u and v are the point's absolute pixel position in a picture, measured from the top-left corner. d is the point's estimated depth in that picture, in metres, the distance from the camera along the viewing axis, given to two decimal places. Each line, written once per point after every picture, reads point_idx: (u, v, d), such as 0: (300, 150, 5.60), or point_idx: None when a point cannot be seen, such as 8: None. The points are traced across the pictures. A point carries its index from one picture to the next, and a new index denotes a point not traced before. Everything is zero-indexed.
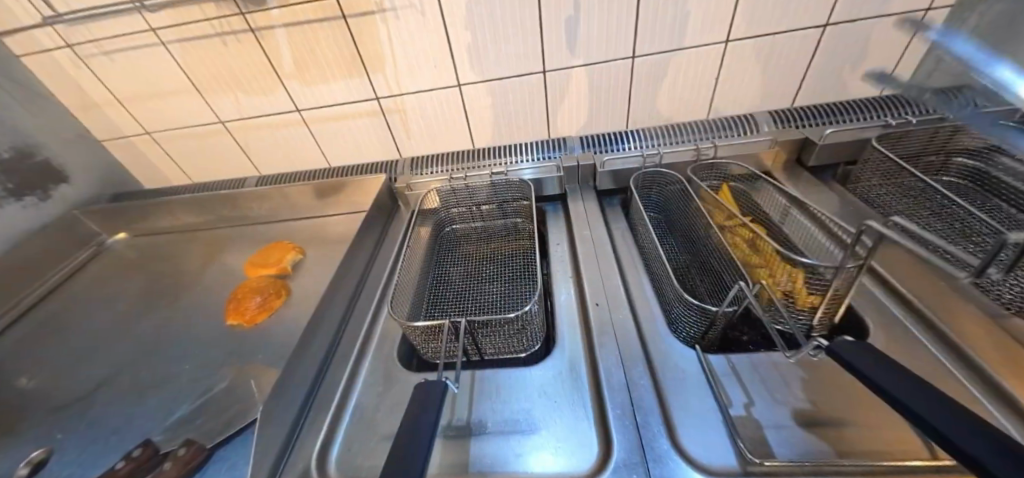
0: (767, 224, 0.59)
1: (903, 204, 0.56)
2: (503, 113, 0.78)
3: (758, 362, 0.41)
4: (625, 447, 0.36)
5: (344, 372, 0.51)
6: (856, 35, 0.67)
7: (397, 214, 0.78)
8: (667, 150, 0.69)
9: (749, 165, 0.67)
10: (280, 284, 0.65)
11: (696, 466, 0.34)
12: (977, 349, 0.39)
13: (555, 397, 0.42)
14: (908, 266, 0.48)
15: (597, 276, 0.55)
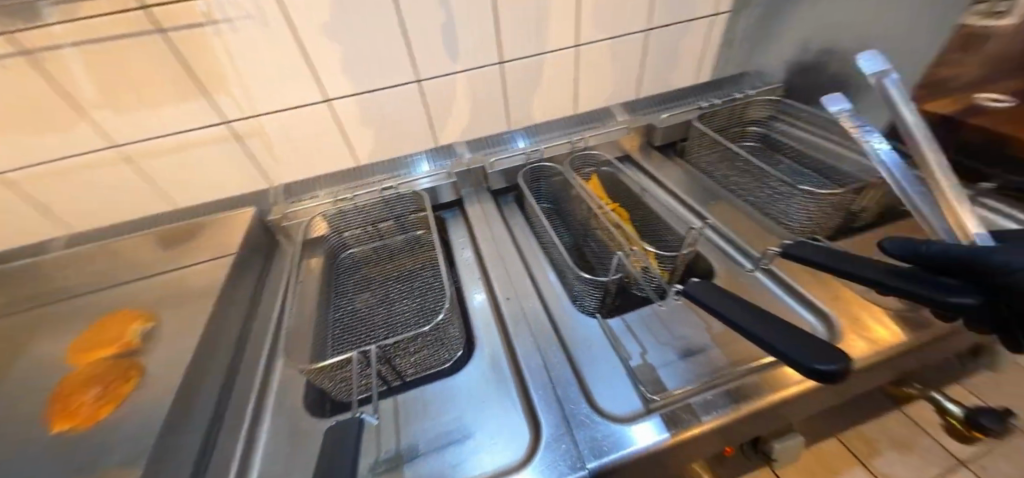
0: (632, 199, 0.69)
1: (724, 168, 0.69)
2: (383, 127, 0.75)
3: (645, 316, 0.48)
4: (552, 422, 0.38)
5: (238, 441, 0.43)
6: (671, 37, 0.82)
7: (276, 251, 0.69)
8: (546, 146, 0.75)
9: (614, 151, 0.78)
10: (127, 363, 0.52)
11: (612, 419, 0.38)
12: (784, 266, 0.51)
13: (483, 398, 0.43)
14: (735, 216, 0.61)
15: (504, 272, 0.57)
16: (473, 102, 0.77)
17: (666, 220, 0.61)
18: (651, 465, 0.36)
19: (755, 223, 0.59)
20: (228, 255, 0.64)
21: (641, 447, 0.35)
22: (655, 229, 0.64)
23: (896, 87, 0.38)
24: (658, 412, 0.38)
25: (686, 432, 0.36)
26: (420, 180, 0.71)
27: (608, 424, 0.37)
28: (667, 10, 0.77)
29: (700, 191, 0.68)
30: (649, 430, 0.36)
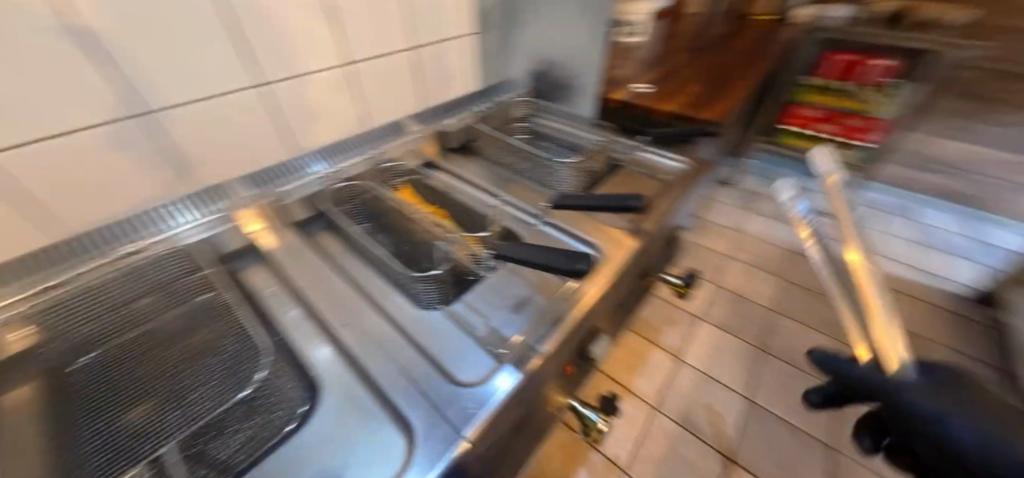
0: (443, 198, 0.74)
1: (508, 157, 0.83)
2: (107, 179, 0.54)
3: (479, 290, 0.54)
4: (422, 416, 0.39)
5: None
6: (438, 52, 0.91)
7: None
8: (344, 165, 0.75)
9: (418, 157, 0.82)
10: None
11: (473, 385, 0.41)
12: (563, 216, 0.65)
13: (345, 433, 0.39)
14: (526, 190, 0.74)
15: (336, 300, 0.52)
16: (240, 131, 0.65)
17: (474, 206, 0.69)
18: (523, 397, 0.42)
19: (539, 191, 0.73)
20: None
21: (505, 390, 0.40)
22: (470, 220, 0.70)
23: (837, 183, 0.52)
24: (511, 359, 0.43)
25: (534, 360, 0.44)
26: (190, 233, 0.59)
27: (472, 388, 0.41)
28: (426, 28, 0.85)
29: (495, 176, 0.79)
30: (504, 375, 0.42)
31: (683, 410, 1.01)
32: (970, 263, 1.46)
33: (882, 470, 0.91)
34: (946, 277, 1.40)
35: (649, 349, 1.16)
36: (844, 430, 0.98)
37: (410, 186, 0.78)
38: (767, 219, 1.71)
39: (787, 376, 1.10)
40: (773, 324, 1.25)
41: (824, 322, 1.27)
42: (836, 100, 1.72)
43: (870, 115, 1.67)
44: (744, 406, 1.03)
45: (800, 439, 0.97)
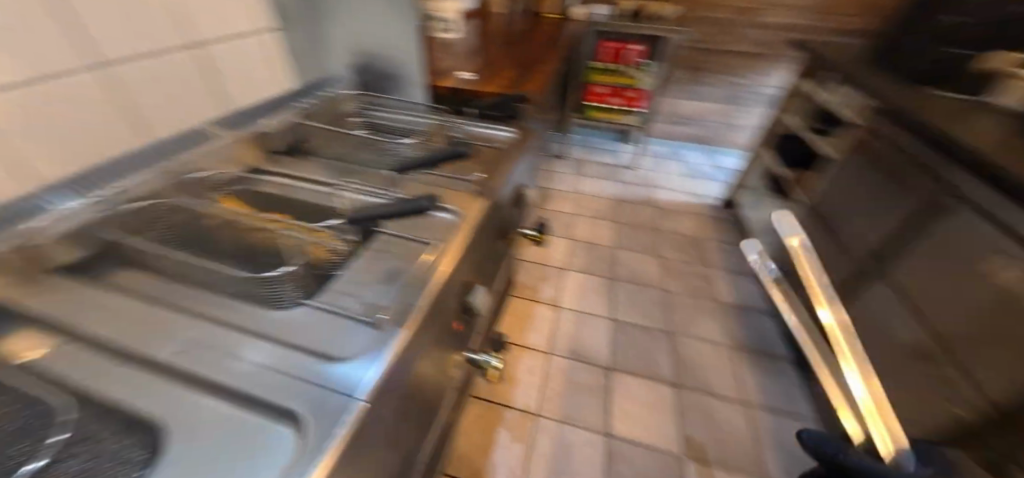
0: (276, 202, 0.57)
1: (349, 152, 0.72)
2: None
3: (350, 273, 0.43)
4: (300, 401, 0.29)
5: None
6: (240, 51, 0.77)
7: None
8: (126, 185, 0.54)
9: (234, 167, 0.64)
10: None
11: (361, 356, 0.33)
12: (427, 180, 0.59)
13: (193, 463, 0.27)
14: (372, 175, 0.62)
15: (149, 322, 0.36)
16: None
17: (317, 203, 0.55)
18: (408, 367, 0.36)
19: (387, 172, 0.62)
20: None
21: (375, 374, 0.31)
22: (314, 211, 0.55)
23: None
24: (380, 335, 0.35)
25: (409, 325, 0.36)
26: None
27: (328, 387, 0.30)
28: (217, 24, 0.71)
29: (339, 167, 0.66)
30: (369, 361, 0.32)
31: (570, 346, 1.17)
32: (716, 183, 2.10)
33: (698, 333, 1.26)
34: (705, 195, 2.00)
35: (532, 307, 1.29)
36: (672, 316, 1.31)
37: (224, 194, 0.58)
38: (594, 179, 2.08)
39: (633, 293, 1.38)
40: (616, 258, 1.55)
41: (646, 246, 1.63)
42: (618, 78, 2.12)
43: (641, 87, 2.11)
44: (610, 325, 1.25)
45: (651, 334, 1.24)
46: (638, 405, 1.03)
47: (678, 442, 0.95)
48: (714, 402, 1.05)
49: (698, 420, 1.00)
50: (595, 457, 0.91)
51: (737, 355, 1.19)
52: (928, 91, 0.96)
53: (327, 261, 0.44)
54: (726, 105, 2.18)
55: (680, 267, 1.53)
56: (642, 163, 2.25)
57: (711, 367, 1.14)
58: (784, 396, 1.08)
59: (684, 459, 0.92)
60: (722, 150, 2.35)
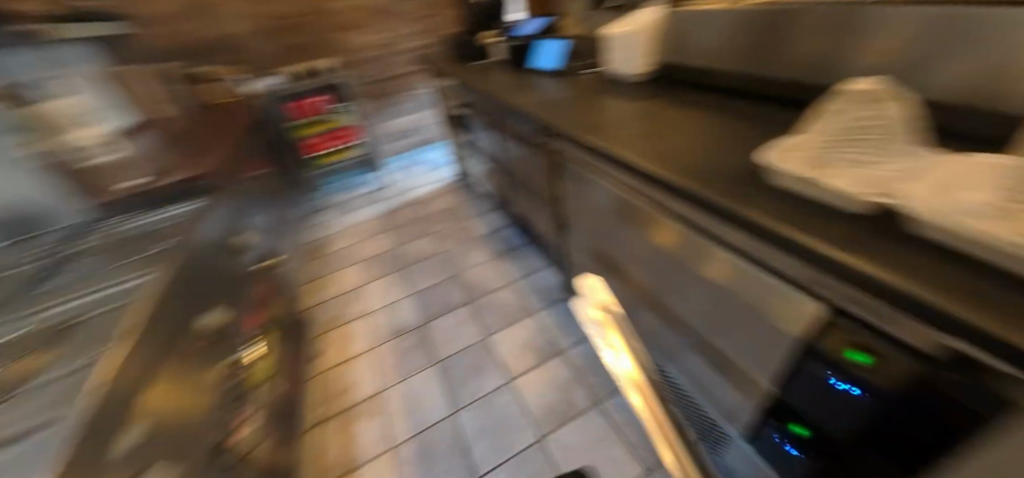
0: None
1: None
2: None
3: (74, 357, 0.48)
4: (29, 451, 0.36)
5: None
6: None
7: None
8: None
9: None
10: None
11: (83, 390, 0.42)
12: (131, 273, 0.65)
13: None
14: (67, 293, 0.62)
15: None
16: None
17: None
18: (134, 388, 0.48)
19: (67, 296, 0.61)
20: None
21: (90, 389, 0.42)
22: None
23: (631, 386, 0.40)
24: (87, 376, 0.44)
25: (115, 355, 0.47)
26: None
27: (41, 418, 0.39)
28: None
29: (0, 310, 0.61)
30: (78, 395, 0.41)
31: (388, 329, 1.38)
32: (449, 165, 2.62)
33: (470, 263, 1.64)
34: (444, 179, 2.46)
35: (346, 326, 1.43)
36: (451, 266, 1.64)
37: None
38: (358, 210, 2.27)
39: (420, 268, 1.67)
40: (399, 253, 1.80)
41: (416, 232, 1.94)
42: (324, 124, 2.31)
43: (349, 124, 2.39)
44: (412, 298, 1.51)
45: (442, 285, 1.55)
46: (449, 330, 1.33)
47: (482, 331, 1.30)
48: (494, 294, 1.44)
49: (489, 311, 1.37)
50: (432, 380, 1.16)
51: (495, 259, 1.63)
52: (475, 63, 1.52)
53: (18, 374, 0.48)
54: (421, 111, 2.70)
55: (445, 230, 1.91)
56: (393, 179, 2.57)
57: (486, 276, 1.53)
58: (528, 264, 1.55)
59: (485, 339, 1.26)
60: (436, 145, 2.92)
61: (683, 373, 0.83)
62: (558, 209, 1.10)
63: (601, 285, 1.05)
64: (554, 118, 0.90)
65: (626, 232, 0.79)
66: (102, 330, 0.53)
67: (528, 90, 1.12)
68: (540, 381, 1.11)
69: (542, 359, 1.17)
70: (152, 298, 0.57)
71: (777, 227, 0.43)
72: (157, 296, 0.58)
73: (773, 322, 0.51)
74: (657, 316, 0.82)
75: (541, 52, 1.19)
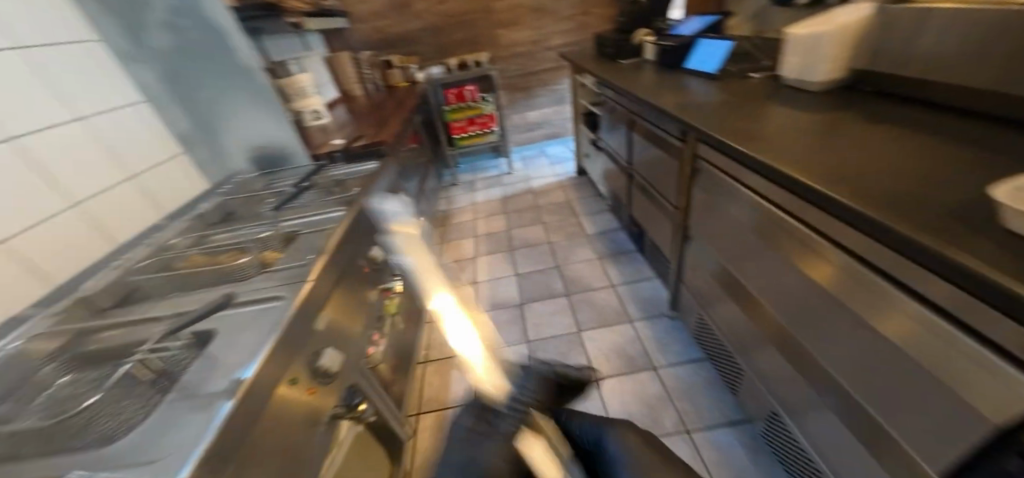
0: (205, 252, 0.78)
1: (254, 214, 0.91)
2: None
3: (294, 264, 0.68)
4: (271, 323, 0.54)
5: None
6: (172, 176, 1.04)
7: None
8: (135, 265, 0.74)
9: (180, 236, 0.85)
10: None
11: (298, 291, 0.60)
12: (329, 210, 0.86)
13: (234, 334, 0.53)
14: (293, 214, 0.87)
15: (188, 302, 0.62)
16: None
17: (252, 244, 0.78)
18: (320, 292, 0.64)
19: (293, 216, 0.86)
20: None
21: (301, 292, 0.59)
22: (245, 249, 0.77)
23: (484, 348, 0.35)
24: (301, 281, 0.62)
25: (316, 270, 0.65)
26: None
27: (275, 303, 0.58)
28: (157, 174, 0.99)
29: (254, 217, 0.89)
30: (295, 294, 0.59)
31: (491, 301, 1.50)
32: (571, 162, 2.64)
33: (576, 258, 1.65)
34: (564, 173, 2.49)
35: None
36: (557, 257, 1.68)
37: (179, 257, 0.77)
38: (482, 191, 2.48)
39: (528, 253, 1.76)
40: (512, 236, 1.91)
41: (530, 219, 2.04)
42: (468, 111, 2.50)
43: (489, 112, 2.53)
44: (516, 278, 1.60)
45: (545, 272, 1.60)
46: (544, 316, 1.37)
47: (575, 325, 1.29)
48: (594, 293, 1.42)
49: (585, 307, 1.36)
50: (522, 356, 1.23)
51: (602, 259, 1.60)
52: (622, 60, 1.49)
53: (267, 262, 0.72)
54: (555, 106, 2.78)
55: (558, 222, 1.95)
56: (516, 167, 2.72)
57: (589, 274, 1.52)
58: (636, 271, 1.49)
59: (575, 333, 1.26)
60: (564, 139, 2.97)
61: (801, 430, 0.69)
62: (682, 217, 1.00)
63: (709, 301, 0.94)
64: (701, 119, 0.83)
65: (760, 251, 0.70)
66: (311, 248, 0.72)
67: (677, 90, 1.06)
68: (624, 389, 1.05)
69: (634, 368, 1.10)
70: (339, 233, 0.76)
71: (979, 270, 0.34)
72: (342, 232, 0.77)
73: (954, 395, 0.40)
74: (778, 353, 0.70)
75: (701, 51, 1.11)
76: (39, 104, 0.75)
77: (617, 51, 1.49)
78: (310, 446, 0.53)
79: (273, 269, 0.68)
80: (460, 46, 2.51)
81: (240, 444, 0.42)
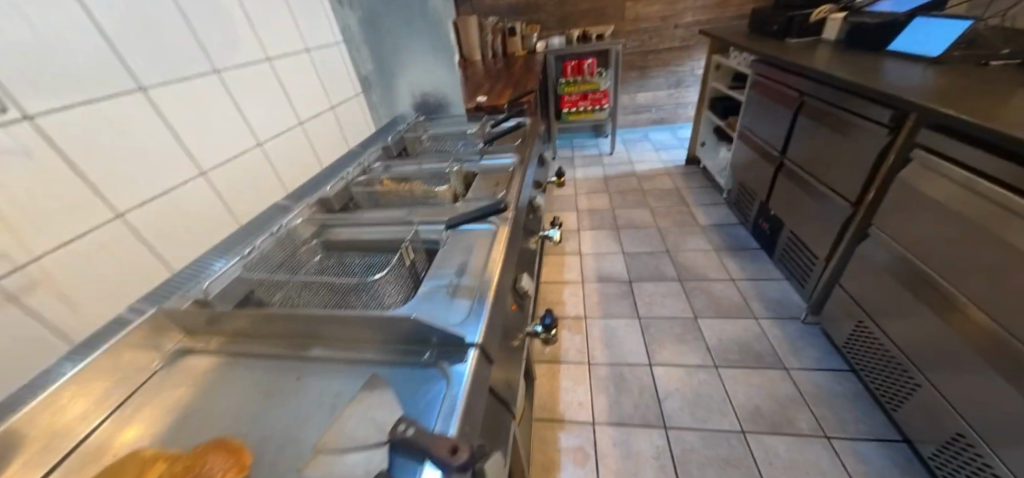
0: (398, 179, 0.91)
1: (431, 157, 1.02)
2: (180, 213, 0.64)
3: (487, 201, 0.75)
4: (491, 246, 0.61)
5: (329, 381, 0.43)
6: (358, 112, 1.18)
7: (173, 335, 0.51)
8: (349, 181, 0.88)
9: (372, 164, 0.98)
10: (172, 459, 0.35)
11: (503, 223, 0.66)
12: (502, 158, 0.92)
13: (460, 249, 0.61)
14: (466, 158, 0.95)
15: (413, 216, 0.73)
16: (248, 181, 0.78)
17: (436, 178, 0.89)
18: (516, 226, 0.70)
19: (465, 159, 0.94)
20: (135, 391, 0.46)
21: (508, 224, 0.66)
22: (431, 180, 0.89)
23: (467, 325, 0.45)
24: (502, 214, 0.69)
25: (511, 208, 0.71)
26: (263, 238, 0.66)
27: (486, 230, 0.65)
28: (350, 108, 1.13)
29: (432, 158, 1.00)
30: (502, 224, 0.66)
31: (597, 274, 1.51)
32: (679, 150, 2.51)
33: (689, 246, 1.59)
34: (673, 160, 2.38)
35: (561, 258, 1.63)
36: (667, 242, 1.64)
37: (380, 180, 0.90)
38: (582, 168, 2.47)
39: (634, 234, 1.73)
40: (616, 215, 1.89)
41: (635, 202, 1.99)
42: (584, 85, 2.46)
43: (604, 88, 2.45)
44: (623, 256, 1.59)
45: (655, 255, 1.57)
46: (656, 296, 1.35)
47: (691, 311, 1.27)
48: (710, 283, 1.37)
49: (702, 296, 1.32)
50: (634, 330, 1.23)
51: (719, 251, 1.53)
52: (790, 39, 1.36)
53: (455, 198, 0.82)
54: (671, 90, 2.64)
55: (666, 209, 1.88)
56: (618, 149, 2.65)
57: (705, 264, 1.47)
58: (761, 269, 1.40)
59: (691, 319, 1.23)
60: (672, 126, 2.81)
61: (1004, 462, 0.62)
62: (859, 215, 0.92)
63: (877, 305, 0.87)
64: (935, 100, 0.73)
65: (989, 255, 0.63)
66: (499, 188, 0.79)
67: (874, 72, 0.95)
68: (750, 380, 1.02)
69: (761, 364, 1.06)
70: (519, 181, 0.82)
71: None
72: (521, 181, 0.83)
73: None
74: (989, 369, 0.64)
75: (915, 34, 0.99)
76: (284, 34, 0.90)
77: (787, 28, 1.36)
78: (516, 357, 0.59)
79: (467, 203, 0.76)
80: (584, 18, 2.47)
81: (495, 331, 0.48)
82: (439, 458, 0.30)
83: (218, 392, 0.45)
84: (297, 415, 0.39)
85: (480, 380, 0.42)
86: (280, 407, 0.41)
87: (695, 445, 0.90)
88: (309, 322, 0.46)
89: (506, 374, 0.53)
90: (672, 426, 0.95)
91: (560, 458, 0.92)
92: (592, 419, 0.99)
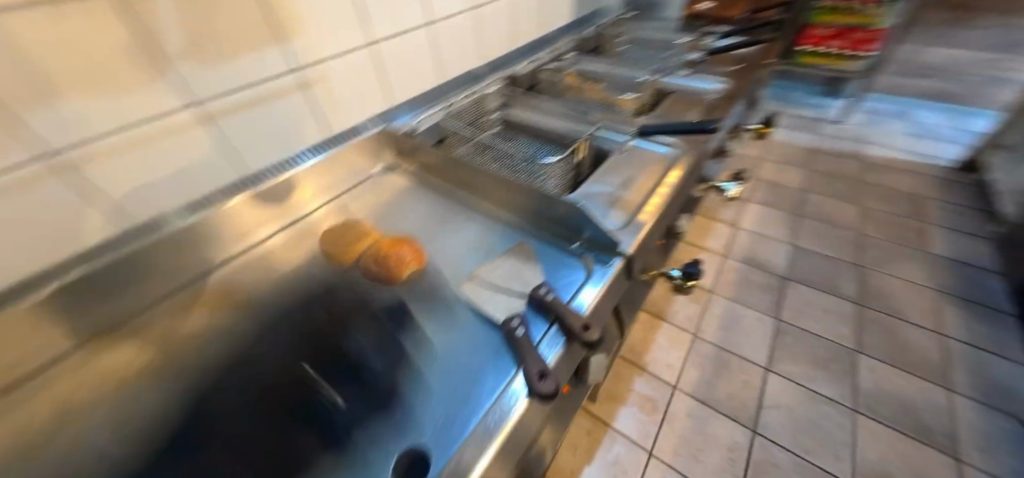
0: (584, 76, 0.87)
1: (622, 61, 0.93)
2: (410, 54, 0.72)
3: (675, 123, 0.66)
4: (666, 171, 0.56)
5: (486, 231, 0.49)
6: None
7: (385, 153, 0.64)
8: (537, 67, 0.89)
9: (563, 55, 0.96)
10: (379, 237, 0.48)
11: (688, 153, 0.59)
12: (711, 82, 0.78)
13: (632, 164, 0.58)
14: (666, 72, 0.83)
15: (590, 115, 0.70)
16: (459, 40, 0.82)
17: (623, 83, 0.82)
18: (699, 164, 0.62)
19: (664, 73, 0.83)
20: (361, 182, 0.61)
21: (692, 156, 0.58)
22: (618, 85, 0.82)
23: (625, 237, 0.44)
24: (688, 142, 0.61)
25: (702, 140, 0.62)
26: (459, 97, 0.74)
27: (666, 154, 0.59)
28: None
29: (625, 63, 0.91)
30: (686, 154, 0.59)
31: (748, 255, 1.31)
32: (953, 146, 1.77)
33: (895, 271, 1.22)
34: (935, 156, 1.70)
35: (712, 223, 1.44)
36: (865, 254, 1.28)
37: (566, 73, 0.87)
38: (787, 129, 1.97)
39: (820, 229, 1.39)
40: (806, 200, 1.52)
41: (842, 193, 1.55)
42: (851, 17, 1.78)
43: (882, 27, 1.72)
44: (791, 249, 1.32)
45: (837, 263, 1.26)
46: (813, 307, 1.13)
47: (853, 341, 1.03)
48: (901, 324, 1.06)
49: (879, 333, 1.05)
50: (765, 327, 1.08)
51: (939, 295, 1.14)
52: None
53: (641, 111, 0.74)
54: (997, 54, 1.75)
55: (884, 216, 1.43)
56: (852, 119, 2.00)
57: (906, 300, 1.12)
58: (995, 341, 1.01)
59: (848, 349, 1.01)
60: (962, 110, 1.94)
61: None
62: None
63: None
64: None
65: None
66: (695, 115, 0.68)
67: None
68: (894, 445, 0.83)
69: (922, 438, 0.84)
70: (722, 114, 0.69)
71: None
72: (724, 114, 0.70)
73: None
74: None
75: None
76: None
77: None
78: (642, 290, 0.58)
79: (653, 119, 0.69)
80: None
81: (644, 251, 0.47)
82: (570, 327, 0.33)
83: (407, 205, 0.56)
84: (459, 246, 0.47)
85: (614, 287, 0.42)
86: (447, 235, 0.49)
87: (782, 463, 0.82)
88: (482, 177, 0.52)
89: (630, 298, 0.52)
90: (761, 433, 0.87)
91: (627, 397, 0.96)
92: (676, 383, 0.97)
